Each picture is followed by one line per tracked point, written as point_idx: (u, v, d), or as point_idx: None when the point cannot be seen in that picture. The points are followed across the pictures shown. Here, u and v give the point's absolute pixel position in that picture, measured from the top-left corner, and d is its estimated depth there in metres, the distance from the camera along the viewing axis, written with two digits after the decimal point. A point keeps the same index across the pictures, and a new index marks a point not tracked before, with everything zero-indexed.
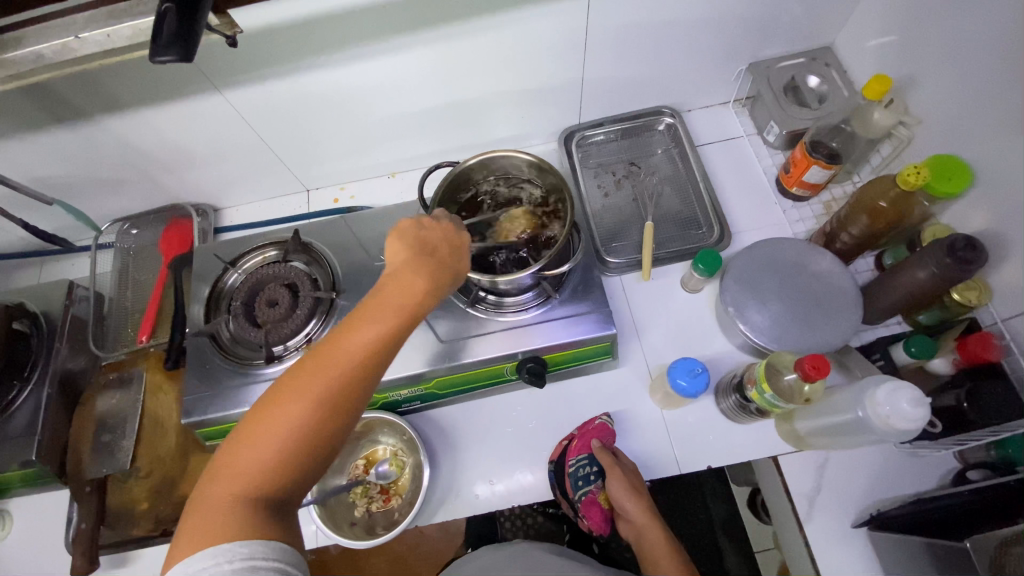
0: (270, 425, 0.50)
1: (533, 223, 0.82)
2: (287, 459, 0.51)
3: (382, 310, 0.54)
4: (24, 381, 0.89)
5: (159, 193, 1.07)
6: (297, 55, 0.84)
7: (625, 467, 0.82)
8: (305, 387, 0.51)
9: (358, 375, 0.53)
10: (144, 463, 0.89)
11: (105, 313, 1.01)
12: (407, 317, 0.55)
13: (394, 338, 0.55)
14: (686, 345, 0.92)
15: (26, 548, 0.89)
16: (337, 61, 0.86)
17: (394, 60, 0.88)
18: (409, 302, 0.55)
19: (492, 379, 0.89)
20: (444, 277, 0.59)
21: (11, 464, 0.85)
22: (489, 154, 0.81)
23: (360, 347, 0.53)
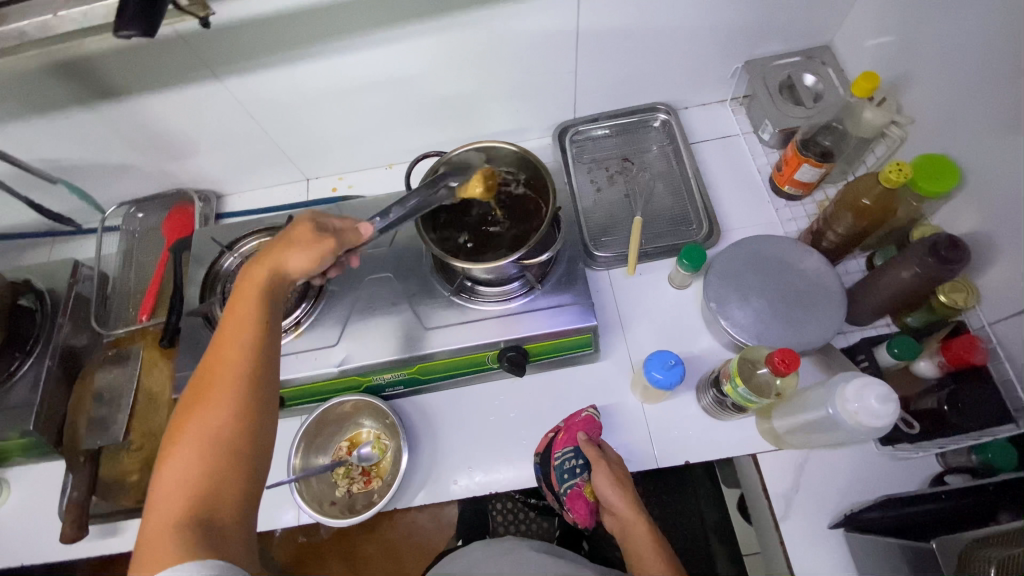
0: (176, 435, 0.55)
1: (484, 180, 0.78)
2: (201, 455, 0.54)
3: (236, 299, 0.65)
4: (26, 354, 0.93)
5: (164, 178, 1.11)
6: (288, 45, 0.86)
7: (610, 461, 0.81)
8: (197, 389, 0.58)
9: (234, 353, 0.60)
10: (138, 437, 0.92)
11: (108, 293, 1.05)
12: (260, 291, 0.65)
13: (252, 310, 0.63)
14: (671, 340, 0.92)
15: (23, 514, 0.93)
16: (329, 51, 0.88)
17: (386, 51, 0.89)
18: (256, 278, 0.66)
19: (475, 367, 0.90)
20: (282, 245, 0.68)
21: (11, 431, 0.89)
22: (475, 144, 0.83)
23: (227, 334, 0.61)
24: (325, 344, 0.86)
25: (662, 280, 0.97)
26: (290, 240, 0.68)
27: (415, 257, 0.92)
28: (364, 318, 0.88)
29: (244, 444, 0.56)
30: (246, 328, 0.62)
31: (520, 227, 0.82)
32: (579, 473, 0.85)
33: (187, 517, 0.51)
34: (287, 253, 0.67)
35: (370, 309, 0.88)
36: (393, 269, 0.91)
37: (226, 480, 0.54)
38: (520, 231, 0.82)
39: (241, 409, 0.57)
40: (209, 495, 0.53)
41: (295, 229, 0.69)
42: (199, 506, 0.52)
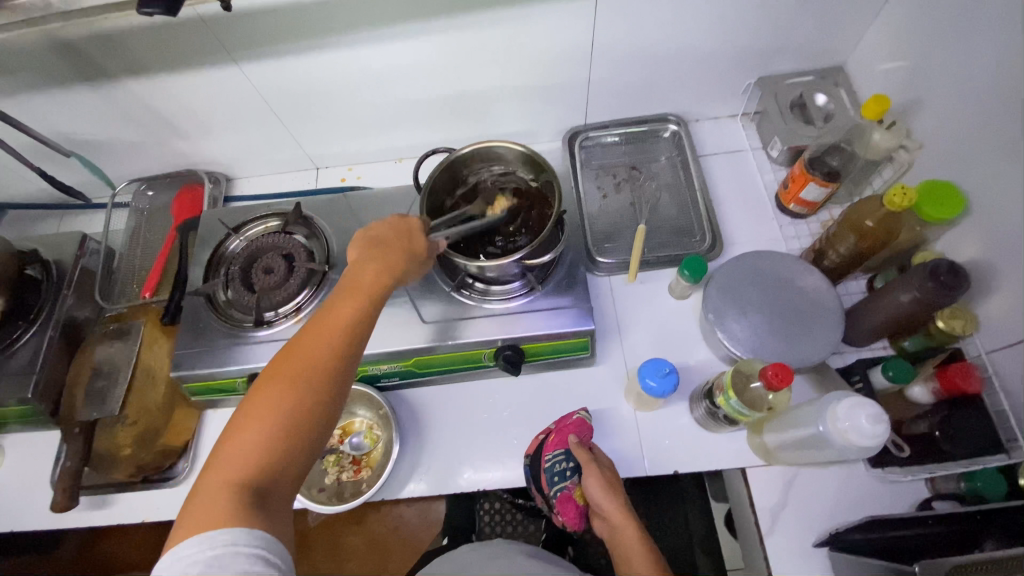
0: (260, 409, 0.57)
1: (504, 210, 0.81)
2: (279, 431, 0.56)
3: (347, 292, 0.65)
4: (29, 322, 0.95)
5: (176, 159, 1.12)
6: (307, 35, 0.87)
7: (599, 466, 0.80)
8: (288, 368, 0.59)
9: (334, 344, 0.60)
10: (133, 411, 0.91)
11: (114, 268, 1.07)
12: (371, 290, 0.65)
13: (362, 314, 0.64)
14: (668, 350, 0.93)
15: (15, 481, 0.94)
16: (348, 44, 0.89)
17: (403, 46, 0.90)
18: (372, 280, 0.66)
19: (470, 364, 0.90)
20: (397, 249, 0.69)
21: (9, 398, 0.90)
22: (483, 143, 0.83)
23: (331, 326, 0.61)
24: None
25: (663, 290, 0.97)
26: (404, 246, 0.69)
27: None
28: None
29: (315, 430, 0.58)
30: (351, 330, 0.62)
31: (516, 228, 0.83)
32: (569, 475, 0.84)
33: (250, 490, 0.53)
34: (401, 259, 0.68)
35: None
36: None
37: (291, 462, 0.57)
38: (523, 231, 0.83)
39: (323, 408, 0.59)
40: (275, 473, 0.55)
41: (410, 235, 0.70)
42: (262, 486, 0.54)
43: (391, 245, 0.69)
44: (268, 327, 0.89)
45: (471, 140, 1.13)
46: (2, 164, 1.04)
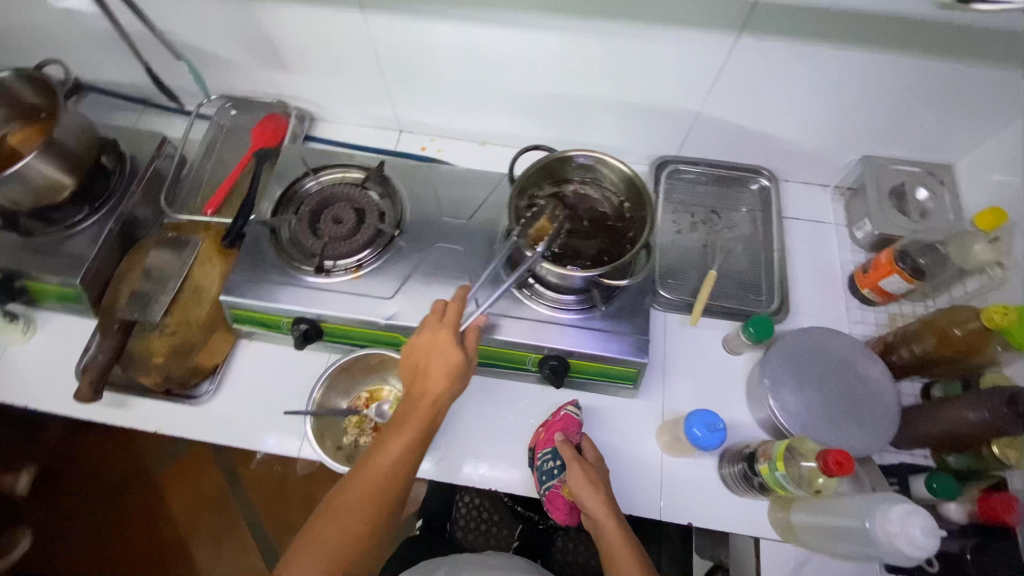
0: (322, 542, 0.65)
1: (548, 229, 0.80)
2: (337, 557, 0.65)
3: (399, 424, 0.71)
4: (93, 209, 0.96)
5: (268, 86, 1.11)
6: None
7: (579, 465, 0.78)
8: (344, 500, 0.67)
9: (387, 477, 0.69)
10: (173, 322, 0.90)
11: (182, 176, 1.06)
12: (421, 421, 0.71)
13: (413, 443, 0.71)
14: (708, 401, 0.91)
15: (42, 356, 0.96)
16: (479, 18, 0.88)
17: (531, 34, 0.89)
18: (424, 412, 0.72)
19: (512, 363, 0.89)
20: (442, 372, 0.72)
21: (56, 277, 0.91)
22: (592, 151, 0.83)
23: (388, 463, 0.69)
24: (380, 295, 0.88)
25: (717, 342, 0.95)
26: (448, 367, 0.73)
27: (488, 240, 0.92)
28: (423, 283, 0.89)
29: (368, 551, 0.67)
30: (404, 463, 0.70)
31: (583, 244, 0.82)
32: (556, 472, 0.82)
33: None
34: (444, 385, 0.72)
35: (433, 276, 0.90)
36: (464, 245, 0.92)
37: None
38: (599, 251, 0.81)
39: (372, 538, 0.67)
40: None
41: (452, 353, 0.73)
42: None
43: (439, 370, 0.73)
44: (325, 275, 0.89)
45: (561, 142, 1.12)
46: (104, 48, 1.05)
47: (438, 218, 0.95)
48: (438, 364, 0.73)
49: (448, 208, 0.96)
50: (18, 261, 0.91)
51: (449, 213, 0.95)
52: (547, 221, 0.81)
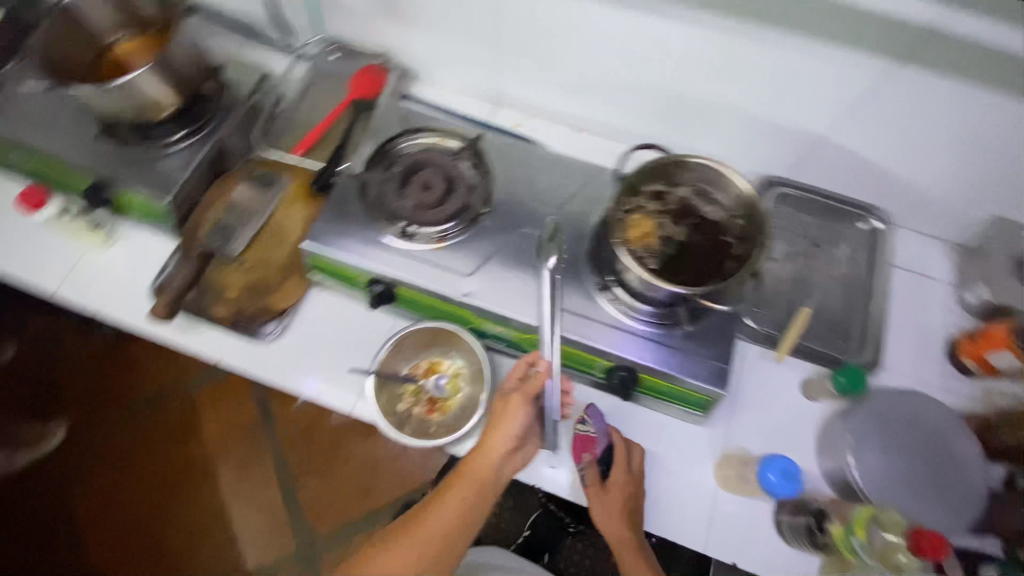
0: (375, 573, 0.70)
1: (649, 231, 0.78)
2: None
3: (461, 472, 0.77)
4: (190, 132, 0.95)
5: (376, 36, 1.08)
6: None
7: (598, 496, 0.80)
8: (402, 536, 0.73)
9: (441, 517, 0.73)
10: (252, 258, 0.91)
11: (277, 114, 1.05)
12: (479, 470, 0.76)
13: (468, 494, 0.75)
14: (775, 442, 0.86)
15: (118, 265, 0.97)
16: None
17: (670, 23, 0.85)
18: (477, 467, 0.76)
19: (580, 365, 0.86)
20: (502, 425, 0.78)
21: (147, 192, 0.91)
22: (717, 164, 0.77)
23: (447, 505, 0.74)
24: (459, 271, 0.86)
25: (795, 383, 0.90)
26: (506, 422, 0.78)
27: (577, 235, 0.88)
28: (504, 266, 0.86)
29: None
30: (461, 509, 0.74)
31: (682, 255, 0.77)
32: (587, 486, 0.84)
33: None
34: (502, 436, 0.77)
35: (514, 261, 0.86)
36: (550, 235, 0.88)
37: None
38: (698, 268, 0.76)
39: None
40: None
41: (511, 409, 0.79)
42: None
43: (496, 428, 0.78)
44: (407, 240, 0.88)
45: (663, 142, 1.06)
46: None
47: (528, 202, 0.91)
48: (492, 424, 0.78)
49: (541, 193, 0.92)
50: (114, 172, 0.92)
51: (541, 198, 0.91)
52: (648, 220, 0.79)
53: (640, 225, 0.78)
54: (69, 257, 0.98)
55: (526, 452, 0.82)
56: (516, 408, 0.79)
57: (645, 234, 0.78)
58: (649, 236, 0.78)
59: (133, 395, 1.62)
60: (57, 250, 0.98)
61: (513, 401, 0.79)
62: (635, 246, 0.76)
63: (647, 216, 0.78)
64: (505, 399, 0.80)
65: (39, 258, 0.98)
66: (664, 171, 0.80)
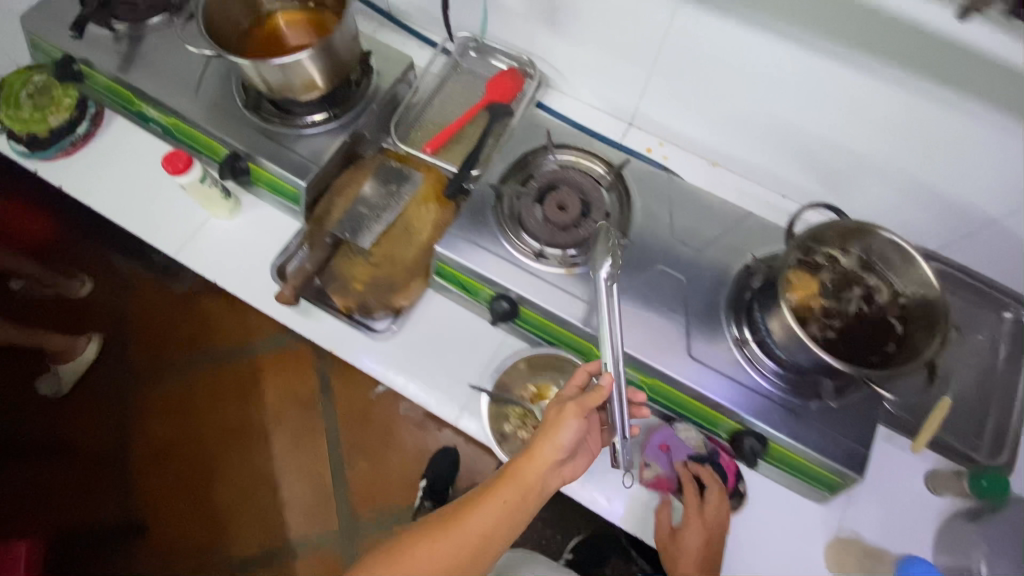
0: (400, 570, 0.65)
1: (812, 294, 0.74)
2: None
3: (502, 477, 0.68)
4: (332, 117, 0.93)
5: (523, 39, 1.05)
6: (788, 15, 0.78)
7: (669, 542, 0.81)
8: (431, 536, 0.67)
9: (474, 523, 0.66)
10: (379, 253, 0.90)
11: (412, 106, 1.03)
12: (521, 479, 0.68)
13: (509, 501, 0.67)
14: (891, 529, 0.83)
15: (238, 237, 0.97)
16: (814, 45, 0.80)
17: (862, 79, 0.80)
18: (522, 475, 0.68)
19: (703, 421, 0.83)
20: (551, 432, 0.68)
21: (286, 174, 0.90)
22: (904, 240, 0.71)
23: (484, 513, 0.66)
24: (590, 302, 0.83)
25: (916, 469, 0.86)
26: (558, 429, 0.68)
27: (717, 283, 0.84)
28: (636, 305, 0.83)
29: None
30: (499, 518, 0.67)
31: (842, 325, 0.73)
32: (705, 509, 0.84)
33: None
34: (550, 446, 0.68)
35: (650, 301, 0.83)
36: (689, 277, 0.84)
37: None
38: (858, 343, 0.72)
39: None
40: None
41: (564, 417, 0.69)
42: None
43: (548, 436, 0.68)
44: (539, 261, 0.85)
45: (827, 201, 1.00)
46: None
47: (669, 239, 0.87)
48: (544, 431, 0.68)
49: (683, 232, 0.87)
50: (256, 144, 0.91)
51: (683, 237, 0.87)
52: (811, 282, 0.74)
53: (805, 284, 0.74)
54: (193, 222, 0.98)
55: (573, 465, 0.73)
56: (568, 418, 0.69)
57: (809, 296, 0.73)
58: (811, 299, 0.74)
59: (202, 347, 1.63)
60: (185, 212, 0.99)
61: (569, 411, 0.69)
62: (798, 308, 0.72)
63: (810, 277, 0.74)
64: (559, 406, 0.71)
65: (165, 219, 0.98)
66: (838, 235, 0.75)
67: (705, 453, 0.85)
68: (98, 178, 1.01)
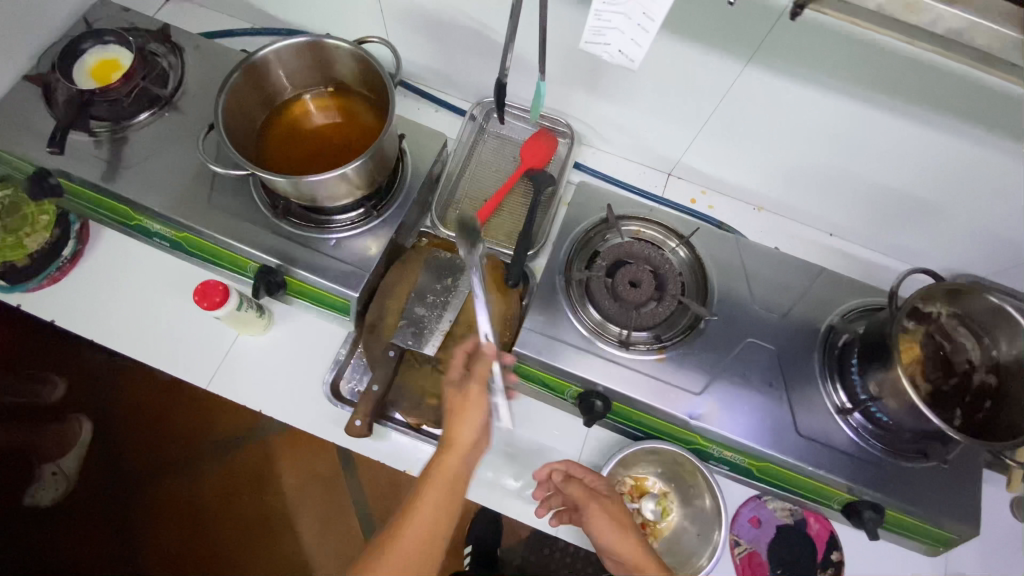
0: None
1: (912, 355, 0.74)
2: None
3: (429, 478, 0.63)
4: (374, 213, 0.84)
5: (555, 100, 0.99)
6: (867, 83, 0.74)
7: (601, 496, 0.74)
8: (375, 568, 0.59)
9: (416, 534, 0.61)
10: (445, 358, 0.85)
11: (447, 184, 0.96)
12: (451, 473, 0.64)
13: (440, 498, 0.63)
14: (992, 567, 0.84)
15: (275, 356, 0.87)
16: (887, 106, 0.76)
17: (939, 138, 0.78)
18: (442, 476, 0.63)
19: (812, 494, 0.81)
20: (459, 414, 0.66)
21: (333, 285, 0.80)
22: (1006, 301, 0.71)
23: (423, 519, 0.61)
24: (689, 390, 0.79)
25: (1004, 502, 0.88)
26: (469, 412, 0.67)
27: (806, 347, 0.83)
28: (734, 385, 0.80)
29: None
30: (439, 516, 0.62)
31: (943, 386, 0.73)
32: (769, 550, 0.82)
33: None
34: (464, 427, 0.66)
35: (744, 377, 0.80)
36: (776, 346, 0.82)
37: None
38: (961, 403, 0.73)
39: None
40: None
41: (471, 396, 0.67)
42: None
43: (462, 424, 0.66)
44: (626, 349, 0.80)
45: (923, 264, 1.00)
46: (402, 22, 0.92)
47: (749, 305, 0.85)
48: (455, 415, 0.66)
49: (760, 296, 0.86)
50: (291, 255, 0.81)
51: (760, 301, 0.85)
52: (911, 343, 0.74)
53: (905, 346, 0.74)
54: (220, 343, 0.87)
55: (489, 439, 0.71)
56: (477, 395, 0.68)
57: (910, 358, 0.74)
58: (911, 360, 0.74)
59: (205, 433, 1.37)
60: (212, 332, 0.88)
61: (476, 388, 0.67)
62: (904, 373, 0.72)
63: (911, 340, 0.74)
64: (462, 387, 0.68)
65: (185, 344, 0.87)
66: (938, 292, 0.74)
67: (794, 523, 0.84)
68: (96, 305, 0.88)
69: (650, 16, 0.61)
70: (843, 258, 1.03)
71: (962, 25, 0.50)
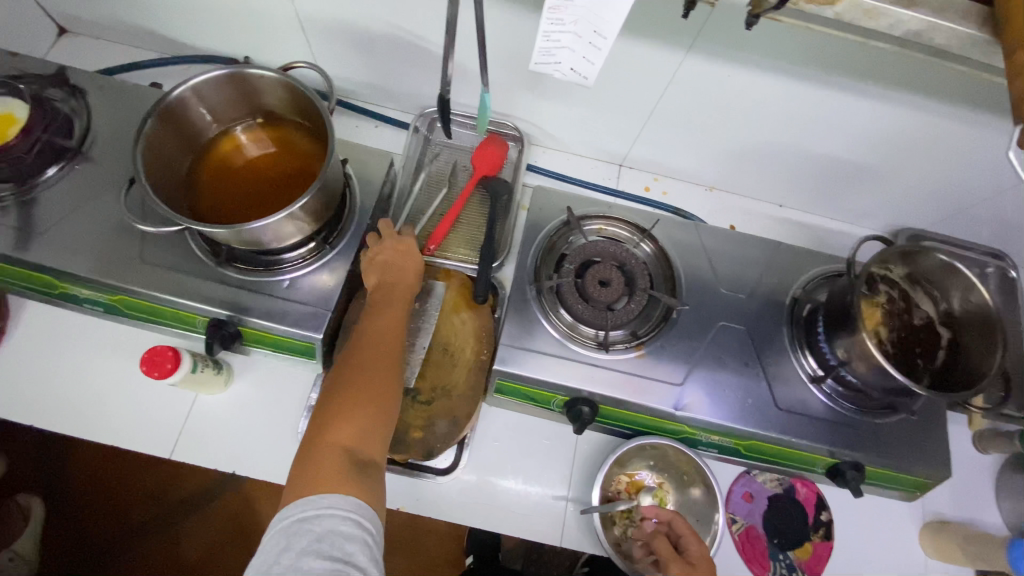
0: (350, 401, 0.61)
1: (875, 319, 0.77)
2: (366, 406, 0.61)
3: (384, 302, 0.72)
4: (327, 246, 0.79)
5: (499, 104, 0.96)
6: (804, 61, 0.75)
7: (686, 562, 0.70)
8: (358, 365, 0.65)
9: (386, 337, 0.69)
10: (427, 387, 0.82)
11: (398, 201, 0.92)
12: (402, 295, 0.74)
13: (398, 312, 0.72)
14: (962, 502, 0.90)
15: (241, 410, 0.82)
16: (824, 81, 0.78)
17: (874, 107, 0.80)
18: (392, 305, 0.72)
19: (797, 463, 0.84)
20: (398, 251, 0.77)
21: (292, 329, 0.75)
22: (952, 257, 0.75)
23: (388, 327, 0.70)
24: (671, 382, 0.79)
25: (964, 439, 0.94)
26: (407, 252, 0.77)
27: (774, 322, 0.85)
28: (713, 371, 0.81)
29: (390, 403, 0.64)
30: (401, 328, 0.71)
31: (907, 344, 0.77)
32: (765, 522, 0.85)
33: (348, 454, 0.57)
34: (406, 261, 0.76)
35: (720, 360, 0.81)
36: (747, 326, 0.84)
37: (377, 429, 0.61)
38: (924, 359, 0.76)
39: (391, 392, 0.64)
40: (365, 441, 0.60)
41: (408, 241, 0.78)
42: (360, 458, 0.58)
43: (402, 272, 0.76)
44: (605, 350, 0.80)
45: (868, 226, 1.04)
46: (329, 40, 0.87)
47: (716, 289, 0.86)
48: (398, 256, 0.76)
49: (725, 278, 0.87)
50: (242, 303, 0.75)
51: (726, 283, 0.86)
52: (873, 309, 0.77)
53: (868, 311, 0.77)
54: (179, 406, 0.81)
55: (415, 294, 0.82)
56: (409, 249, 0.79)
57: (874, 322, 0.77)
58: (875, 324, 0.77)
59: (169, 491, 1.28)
60: (169, 397, 0.82)
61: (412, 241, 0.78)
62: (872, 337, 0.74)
63: (872, 305, 0.77)
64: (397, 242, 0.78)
65: (139, 412, 0.80)
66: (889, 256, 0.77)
67: (783, 491, 0.87)
68: (27, 386, 0.80)
69: (600, 34, 0.63)
70: (794, 228, 1.06)
71: (922, 26, 0.52)
